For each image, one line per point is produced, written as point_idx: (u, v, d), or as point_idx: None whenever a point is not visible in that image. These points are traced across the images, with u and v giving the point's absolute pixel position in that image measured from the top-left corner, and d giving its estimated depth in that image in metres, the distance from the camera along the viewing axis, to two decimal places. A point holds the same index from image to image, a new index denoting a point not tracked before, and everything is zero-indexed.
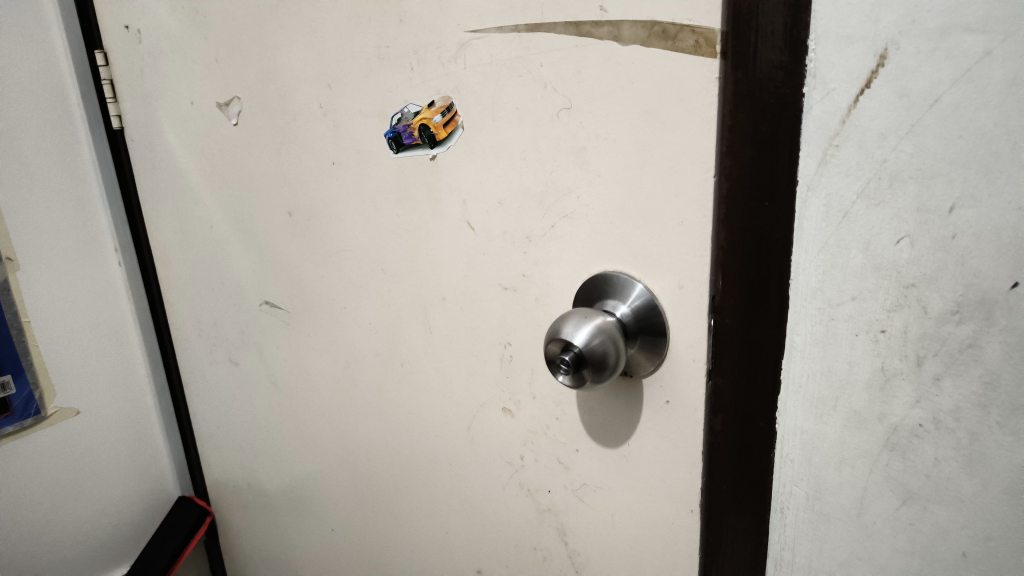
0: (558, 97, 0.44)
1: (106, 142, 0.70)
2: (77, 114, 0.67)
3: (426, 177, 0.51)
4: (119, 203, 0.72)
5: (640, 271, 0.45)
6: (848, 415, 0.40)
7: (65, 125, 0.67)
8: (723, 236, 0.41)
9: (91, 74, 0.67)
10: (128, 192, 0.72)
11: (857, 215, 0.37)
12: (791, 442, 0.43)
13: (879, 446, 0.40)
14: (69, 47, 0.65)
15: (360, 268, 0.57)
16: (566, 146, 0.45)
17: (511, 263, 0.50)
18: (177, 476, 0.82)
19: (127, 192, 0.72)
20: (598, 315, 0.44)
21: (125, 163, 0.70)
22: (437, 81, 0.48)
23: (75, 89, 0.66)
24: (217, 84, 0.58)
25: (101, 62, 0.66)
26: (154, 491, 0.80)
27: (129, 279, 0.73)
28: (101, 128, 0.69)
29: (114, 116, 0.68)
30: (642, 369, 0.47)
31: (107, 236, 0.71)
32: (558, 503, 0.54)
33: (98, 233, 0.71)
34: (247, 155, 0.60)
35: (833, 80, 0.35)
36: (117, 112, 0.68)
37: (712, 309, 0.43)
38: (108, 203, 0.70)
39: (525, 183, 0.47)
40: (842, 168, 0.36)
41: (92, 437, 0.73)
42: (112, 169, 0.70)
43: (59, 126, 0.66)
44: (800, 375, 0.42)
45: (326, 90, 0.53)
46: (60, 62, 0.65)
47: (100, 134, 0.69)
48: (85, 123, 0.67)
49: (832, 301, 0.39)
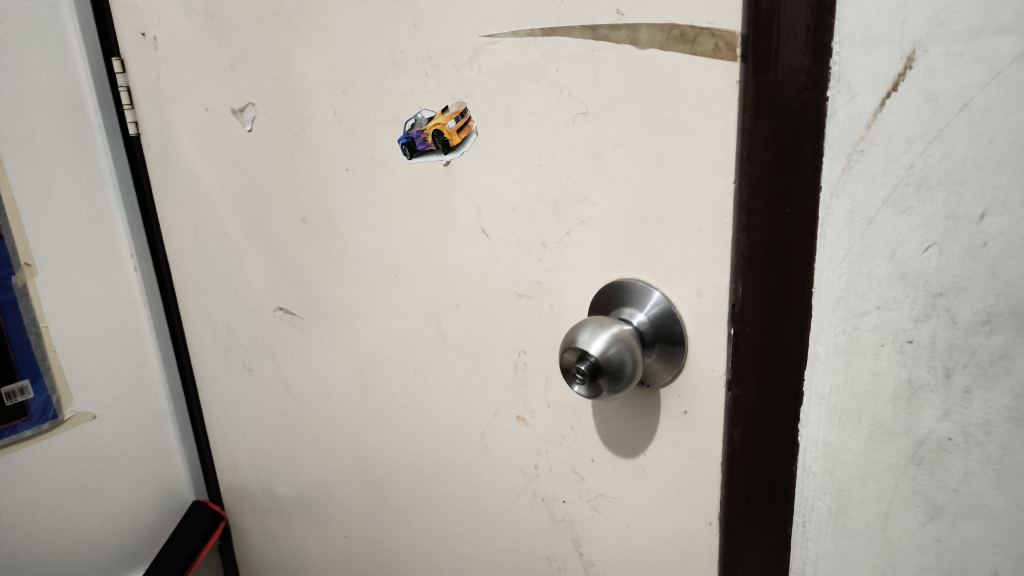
0: (574, 102, 0.43)
1: (122, 148, 0.70)
2: (94, 120, 0.67)
3: (440, 182, 0.51)
4: (136, 209, 0.72)
5: (657, 278, 0.44)
6: (873, 427, 0.39)
7: (82, 132, 0.67)
8: (743, 243, 0.40)
9: (107, 80, 0.67)
10: (143, 198, 0.72)
11: (882, 222, 0.36)
12: (814, 455, 0.42)
13: (905, 460, 0.39)
14: (87, 53, 0.65)
15: (373, 274, 0.57)
16: (582, 151, 0.44)
17: (526, 270, 0.49)
18: (191, 480, 0.82)
19: (143, 197, 0.72)
20: (615, 323, 0.43)
21: (142, 169, 0.71)
22: (451, 86, 0.47)
23: (92, 96, 0.66)
24: (232, 90, 0.58)
25: (118, 69, 0.66)
26: (169, 495, 0.80)
27: (144, 284, 0.73)
28: (118, 135, 0.69)
29: (131, 123, 0.68)
30: (660, 379, 0.46)
31: (124, 241, 0.72)
32: (573, 513, 0.53)
33: (115, 238, 0.71)
34: (261, 161, 0.60)
35: (858, 84, 0.34)
36: (133, 118, 0.68)
37: (732, 318, 0.42)
38: (124, 208, 0.71)
39: (540, 189, 0.47)
40: (867, 174, 0.35)
41: (108, 441, 0.74)
42: (128, 175, 0.71)
43: (76, 133, 0.67)
44: (822, 386, 0.40)
45: (339, 96, 0.52)
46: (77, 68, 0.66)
47: (117, 141, 0.69)
48: (102, 129, 0.68)
49: (856, 310, 0.38)
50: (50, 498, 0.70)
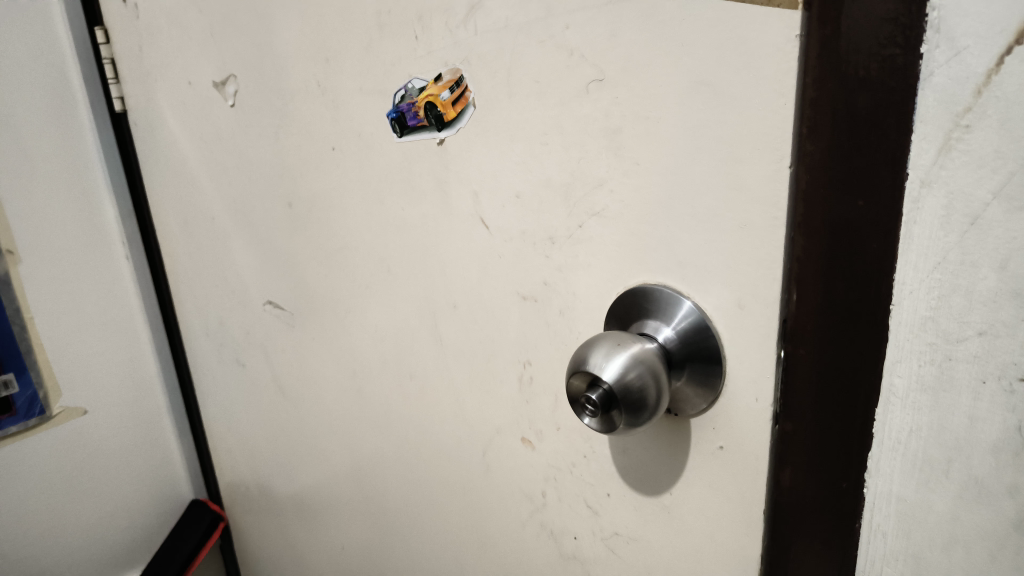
0: (588, 66, 0.35)
1: (110, 126, 0.66)
2: (79, 96, 0.63)
3: (433, 164, 0.43)
4: (126, 191, 0.68)
5: (689, 284, 0.36)
6: (966, 484, 0.29)
7: (68, 110, 0.63)
8: (799, 244, 0.32)
9: (93, 53, 0.63)
10: (133, 180, 0.68)
11: (992, 220, 0.26)
12: (883, 511, 0.33)
13: (1008, 530, 0.29)
14: (70, 23, 0.61)
15: (364, 268, 0.51)
16: (598, 127, 0.36)
17: (531, 269, 0.42)
18: (192, 476, 0.80)
19: (133, 178, 0.68)
20: (636, 341, 0.35)
21: (130, 145, 0.67)
22: (443, 51, 0.40)
23: (77, 71, 0.62)
24: (213, 61, 0.53)
25: (102, 40, 0.62)
26: (168, 488, 0.78)
27: (137, 273, 0.70)
28: (104, 112, 0.65)
29: (117, 99, 0.64)
30: (691, 408, 0.37)
31: (113, 227, 0.68)
32: (586, 552, 0.45)
33: (104, 223, 0.68)
34: (245, 140, 0.54)
35: (965, 35, 0.24)
36: (119, 94, 0.64)
37: (782, 337, 0.34)
38: (114, 191, 0.67)
39: (548, 172, 0.39)
40: (972, 156, 0.25)
41: (104, 434, 0.72)
42: (117, 155, 0.67)
43: (62, 111, 0.63)
44: (899, 429, 0.31)
45: (323, 66, 0.45)
46: (62, 40, 0.62)
47: (104, 118, 0.65)
48: (87, 106, 0.64)
49: (949, 334, 0.28)
50: (44, 493, 0.69)
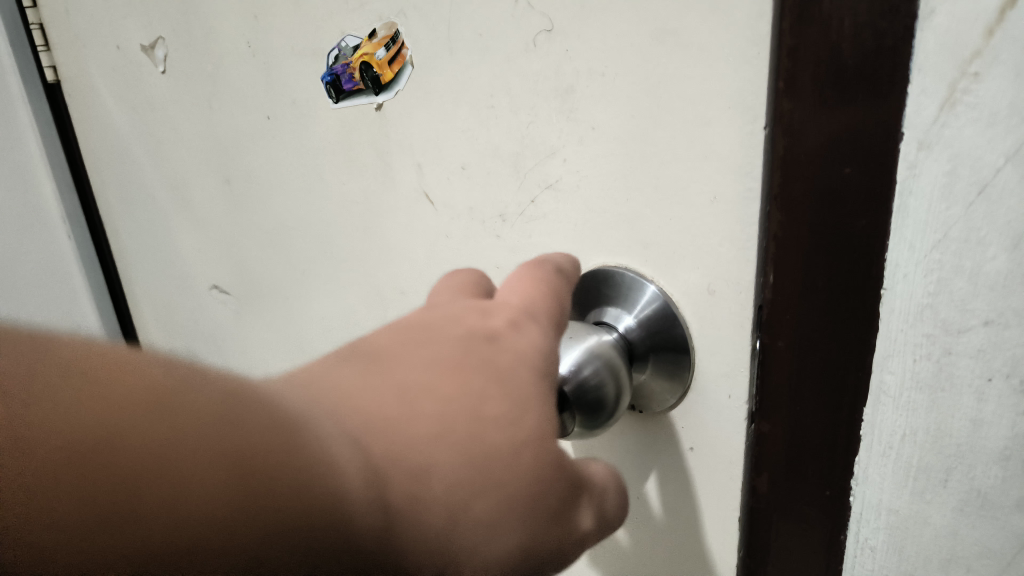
0: (535, 15, 0.30)
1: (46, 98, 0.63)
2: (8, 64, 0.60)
3: (372, 133, 0.39)
4: (64, 165, 0.66)
5: (653, 266, 0.31)
6: (967, 496, 0.25)
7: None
8: (776, 220, 0.26)
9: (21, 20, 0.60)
10: (72, 155, 0.66)
11: (1003, 187, 0.21)
12: (872, 524, 0.28)
13: (1016, 545, 0.25)
14: None
15: (306, 251, 0.47)
16: (548, 86, 0.31)
17: (481, 250, 0.37)
18: None
19: (72, 152, 0.66)
20: (592, 332, 0.31)
21: (67, 119, 0.64)
22: (376, 3, 0.35)
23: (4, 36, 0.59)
24: (141, 22, 0.48)
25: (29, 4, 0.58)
26: None
27: (81, 252, 0.69)
28: (37, 82, 0.62)
29: (48, 68, 0.61)
30: (659, 403, 0.33)
31: (53, 207, 0.67)
32: None
33: (42, 202, 0.67)
34: (179, 112, 0.50)
35: None
36: (49, 63, 0.61)
37: (757, 326, 0.29)
38: (53, 169, 0.65)
39: (495, 140, 0.34)
40: (983, 112, 0.20)
41: None
42: (54, 128, 0.64)
43: None
44: (890, 433, 0.26)
45: (252, 24, 0.41)
46: None
47: (37, 89, 0.62)
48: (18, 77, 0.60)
49: (951, 325, 0.23)
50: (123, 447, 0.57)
